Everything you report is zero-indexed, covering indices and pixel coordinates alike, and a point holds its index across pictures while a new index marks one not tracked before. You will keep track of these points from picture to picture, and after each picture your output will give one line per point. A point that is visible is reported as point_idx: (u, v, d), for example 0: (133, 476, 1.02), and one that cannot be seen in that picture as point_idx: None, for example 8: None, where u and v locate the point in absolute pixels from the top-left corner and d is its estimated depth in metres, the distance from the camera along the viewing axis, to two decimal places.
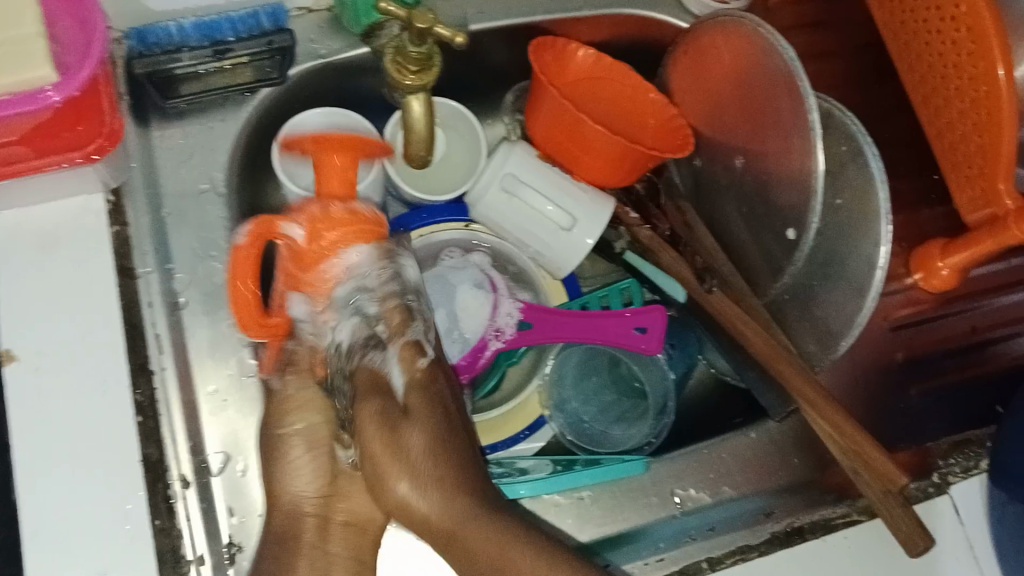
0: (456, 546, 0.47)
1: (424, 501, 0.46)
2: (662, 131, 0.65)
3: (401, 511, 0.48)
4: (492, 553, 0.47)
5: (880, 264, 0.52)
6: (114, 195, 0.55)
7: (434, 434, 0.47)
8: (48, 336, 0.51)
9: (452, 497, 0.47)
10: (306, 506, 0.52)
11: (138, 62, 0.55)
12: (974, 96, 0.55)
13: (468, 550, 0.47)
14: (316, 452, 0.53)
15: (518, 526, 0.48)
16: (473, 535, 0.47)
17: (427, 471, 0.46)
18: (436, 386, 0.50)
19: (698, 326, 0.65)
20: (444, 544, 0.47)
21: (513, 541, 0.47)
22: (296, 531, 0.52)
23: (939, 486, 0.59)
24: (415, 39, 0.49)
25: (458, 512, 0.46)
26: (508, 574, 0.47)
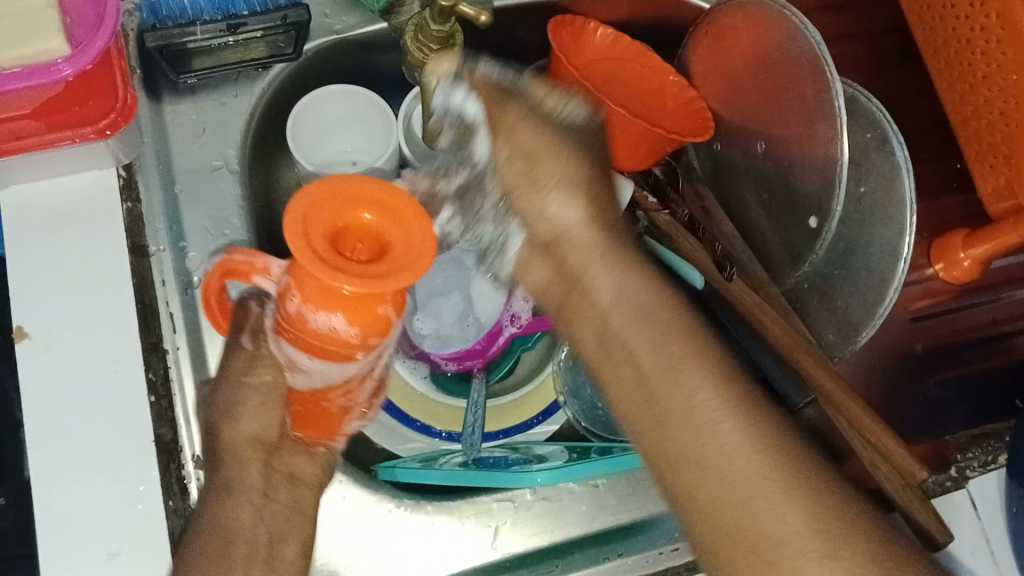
0: (601, 271, 0.40)
1: (570, 204, 0.41)
2: (682, 115, 0.62)
3: (547, 229, 0.42)
4: (650, 315, 0.38)
5: (905, 255, 0.51)
6: (126, 169, 0.54)
7: (593, 167, 0.43)
8: (60, 314, 0.50)
9: (610, 226, 0.42)
10: (251, 472, 0.43)
11: (150, 36, 0.53)
12: (1002, 84, 0.54)
13: (611, 300, 0.39)
14: (266, 407, 0.45)
15: (698, 329, 0.38)
16: (634, 287, 0.39)
17: (599, 200, 0.42)
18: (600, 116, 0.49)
19: (720, 311, 0.64)
20: (584, 283, 0.40)
21: (673, 310, 0.38)
22: (232, 508, 0.41)
23: (956, 480, 0.58)
24: (437, 17, 0.48)
25: (601, 242, 0.41)
26: (656, 357, 0.37)
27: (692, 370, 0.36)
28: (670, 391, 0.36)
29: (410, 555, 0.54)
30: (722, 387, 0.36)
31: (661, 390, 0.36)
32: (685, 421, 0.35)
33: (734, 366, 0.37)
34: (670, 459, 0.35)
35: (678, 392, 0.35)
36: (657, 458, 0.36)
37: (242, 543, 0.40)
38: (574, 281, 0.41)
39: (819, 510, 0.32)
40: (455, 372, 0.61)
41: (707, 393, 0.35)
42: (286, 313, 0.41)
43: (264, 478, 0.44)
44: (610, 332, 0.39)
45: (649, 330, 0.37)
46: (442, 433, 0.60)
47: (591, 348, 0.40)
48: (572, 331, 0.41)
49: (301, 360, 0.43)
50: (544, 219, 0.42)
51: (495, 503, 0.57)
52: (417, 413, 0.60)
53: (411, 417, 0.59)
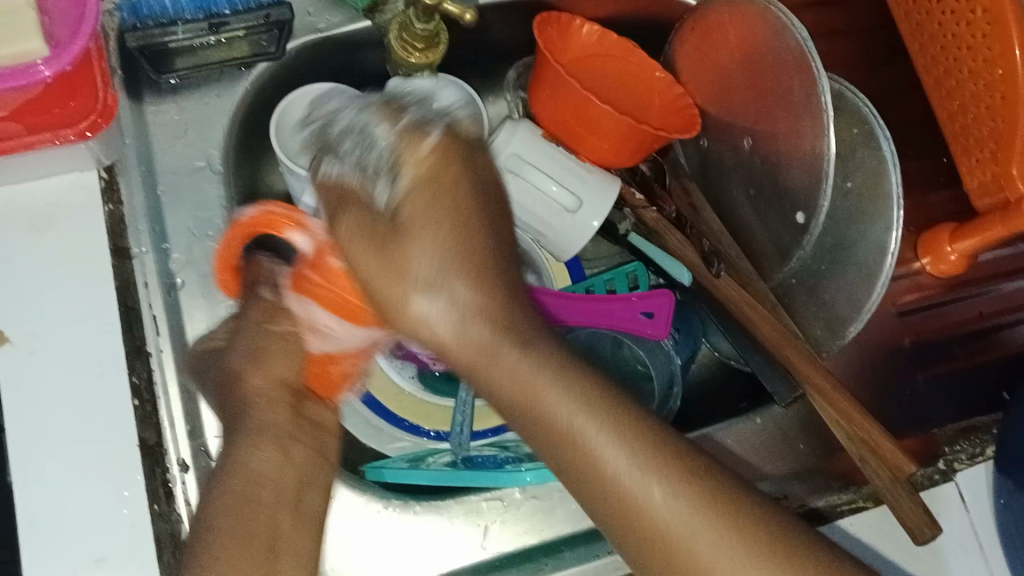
0: (482, 366, 0.40)
1: (468, 304, 0.40)
2: (667, 111, 0.63)
3: (422, 333, 0.42)
4: (526, 389, 0.39)
5: (892, 249, 0.51)
6: (107, 172, 0.53)
7: (440, 241, 0.40)
8: (41, 318, 0.49)
9: (483, 309, 0.40)
10: (279, 416, 0.49)
11: (130, 36, 0.52)
12: (988, 80, 0.54)
13: (551, 410, 0.39)
14: (286, 356, 0.50)
15: (587, 386, 0.40)
16: (557, 398, 0.39)
17: (466, 260, 0.40)
18: (452, 173, 0.40)
19: (702, 309, 0.65)
20: (511, 394, 0.40)
21: (553, 386, 0.39)
22: (252, 458, 0.46)
23: (944, 473, 0.58)
24: (422, 16, 0.48)
25: (479, 335, 0.40)
26: (607, 471, 0.38)
27: (643, 478, 0.38)
28: (633, 501, 0.38)
29: (399, 554, 0.54)
30: (673, 482, 0.38)
31: (625, 502, 0.38)
32: (652, 526, 0.38)
33: (630, 411, 0.40)
34: (652, 557, 0.39)
35: (593, 466, 0.39)
36: (635, 551, 0.39)
37: (262, 489, 0.45)
38: (485, 379, 0.40)
39: (790, 572, 0.37)
40: (444, 371, 0.60)
41: (661, 493, 0.38)
42: (321, 268, 0.46)
43: (291, 421, 0.49)
44: (503, 409, 0.41)
45: (542, 416, 0.39)
46: (430, 432, 0.59)
47: (536, 451, 0.41)
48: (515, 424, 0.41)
49: (323, 323, 0.48)
50: (414, 323, 0.41)
51: (484, 502, 0.56)
52: (405, 413, 0.59)
53: (399, 416, 0.59)
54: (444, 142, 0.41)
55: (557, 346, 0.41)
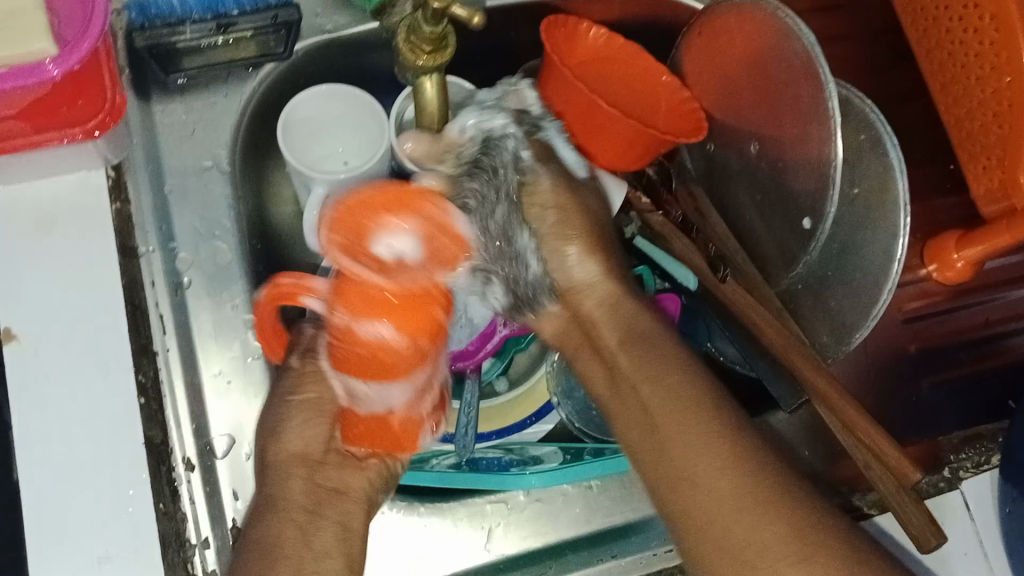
0: (610, 328, 0.55)
1: (612, 328, 0.55)
2: (674, 115, 0.63)
3: (569, 284, 0.58)
4: (650, 358, 0.52)
5: (898, 256, 0.50)
6: (115, 170, 0.54)
7: (598, 222, 0.58)
8: (47, 316, 0.49)
9: (612, 279, 0.57)
10: (296, 490, 0.51)
11: (138, 35, 0.52)
12: (996, 86, 0.54)
13: (665, 376, 0.51)
14: (312, 422, 0.52)
15: (696, 373, 0.52)
16: (677, 370, 0.52)
17: (597, 244, 0.57)
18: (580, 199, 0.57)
19: (708, 312, 0.65)
20: (650, 368, 0.52)
21: (676, 358, 0.52)
22: (278, 532, 0.48)
23: (949, 481, 0.61)
24: (430, 19, 0.47)
25: (626, 321, 0.55)
26: (683, 420, 0.50)
27: (697, 430, 0.49)
28: (683, 441, 0.49)
29: (404, 555, 0.54)
30: (725, 442, 0.48)
31: (679, 441, 0.49)
32: (688, 461, 0.48)
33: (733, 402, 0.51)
34: (678, 490, 0.48)
35: (678, 414, 0.50)
36: (672, 495, 0.49)
37: (282, 543, 0.48)
38: (614, 355, 0.54)
39: (812, 547, 0.44)
40: (449, 373, 0.59)
41: (712, 441, 0.48)
42: (337, 328, 0.46)
43: (309, 495, 0.51)
44: (624, 378, 0.53)
45: (652, 373, 0.52)
46: (434, 434, 0.58)
47: (631, 418, 0.52)
48: (614, 411, 0.54)
49: (359, 390, 0.48)
50: (563, 271, 0.58)
51: (489, 505, 0.56)
52: None
53: None
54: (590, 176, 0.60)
55: (690, 354, 0.53)
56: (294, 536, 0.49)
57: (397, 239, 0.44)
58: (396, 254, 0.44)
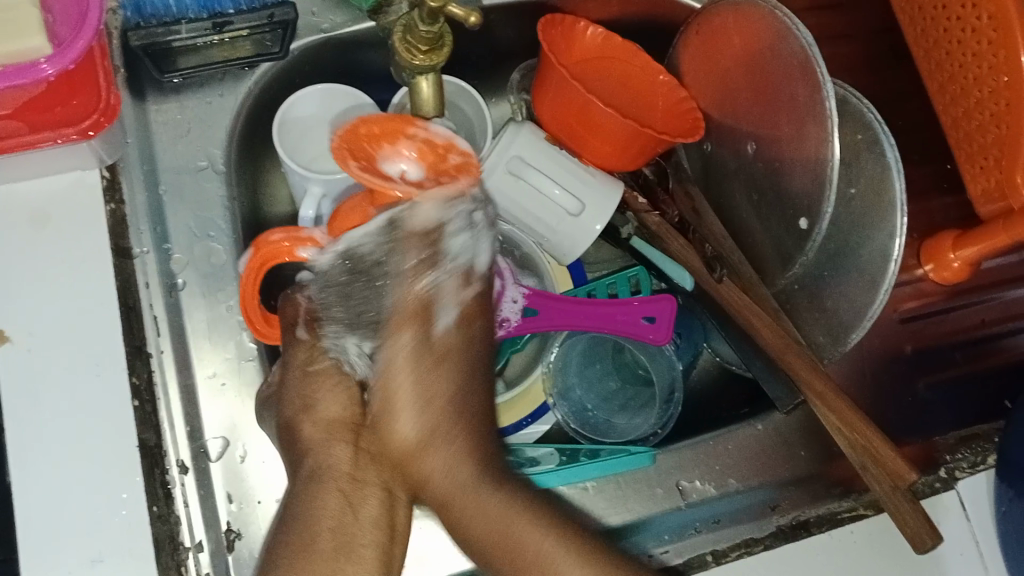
0: (436, 466, 0.45)
1: (438, 446, 0.45)
2: (671, 114, 0.63)
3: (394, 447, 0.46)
4: (414, 454, 0.46)
5: (894, 256, 0.50)
6: (110, 171, 0.53)
7: (450, 347, 0.47)
8: (42, 317, 0.49)
9: (432, 424, 0.46)
10: (338, 455, 0.45)
11: (134, 33, 0.52)
12: (993, 86, 0.54)
13: (439, 479, 0.45)
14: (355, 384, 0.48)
15: (498, 468, 0.46)
16: (444, 469, 0.45)
17: (438, 366, 0.47)
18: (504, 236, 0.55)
19: (703, 313, 0.65)
20: (413, 470, 0.46)
21: (462, 451, 0.46)
22: (315, 502, 0.43)
23: (945, 482, 0.59)
24: (426, 18, 0.46)
25: (433, 423, 0.46)
26: (486, 526, 0.44)
27: (510, 514, 0.44)
28: (504, 534, 0.44)
29: None
30: (539, 531, 0.44)
31: (452, 517, 0.45)
32: (535, 563, 0.43)
33: (529, 492, 0.45)
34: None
35: (492, 524, 0.44)
36: None
37: (313, 535, 0.42)
38: (417, 476, 0.46)
39: None
40: None
41: (546, 538, 0.43)
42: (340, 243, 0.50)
43: (353, 460, 0.45)
44: (427, 492, 0.46)
45: (466, 478, 0.45)
46: None
47: (458, 535, 0.45)
48: (432, 506, 0.46)
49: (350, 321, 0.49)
50: (397, 426, 0.46)
51: None
52: None
53: None
54: (562, 201, 0.60)
55: (467, 436, 0.46)
56: (326, 518, 0.43)
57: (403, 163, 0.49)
58: (407, 173, 0.49)
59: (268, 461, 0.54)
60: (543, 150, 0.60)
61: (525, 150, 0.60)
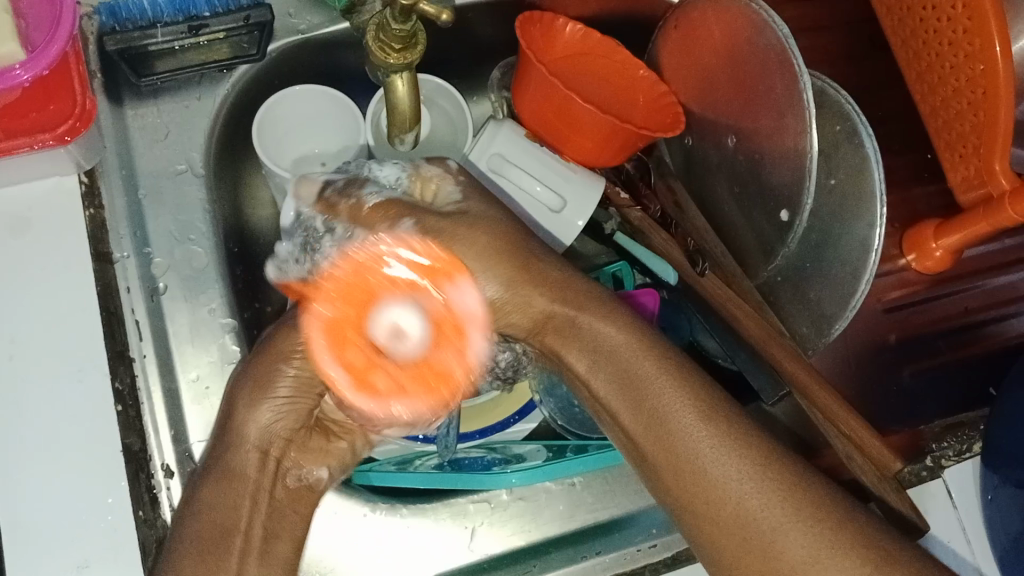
0: (573, 347, 0.49)
1: (613, 326, 0.48)
2: (651, 108, 0.62)
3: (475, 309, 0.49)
4: (554, 322, 0.49)
5: (875, 245, 0.50)
6: (88, 177, 0.54)
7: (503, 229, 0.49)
8: (23, 324, 0.49)
9: (533, 299, 0.49)
10: (247, 468, 0.46)
11: (109, 38, 0.52)
12: (969, 74, 0.54)
13: (595, 337, 0.48)
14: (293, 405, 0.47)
15: (666, 347, 0.49)
16: (593, 326, 0.48)
17: (531, 267, 0.49)
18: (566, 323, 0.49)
19: (691, 308, 0.64)
20: (565, 334, 0.49)
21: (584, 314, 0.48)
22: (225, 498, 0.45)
23: (931, 470, 0.59)
24: (399, 15, 0.46)
25: (549, 306, 0.49)
26: (629, 371, 0.47)
27: (678, 395, 0.47)
28: (658, 411, 0.46)
29: (391, 555, 0.54)
30: (692, 408, 0.46)
31: (601, 393, 0.48)
32: (687, 443, 0.46)
33: (678, 361, 0.48)
34: (662, 455, 0.46)
35: (652, 399, 0.47)
36: (671, 489, 0.46)
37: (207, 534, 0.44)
38: (559, 337, 0.49)
39: (800, 525, 0.44)
40: None
41: (694, 420, 0.46)
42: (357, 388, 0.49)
43: (253, 471, 0.46)
44: (592, 362, 0.48)
45: (633, 356, 0.47)
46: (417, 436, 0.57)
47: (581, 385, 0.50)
48: (578, 372, 0.49)
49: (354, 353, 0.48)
50: (477, 293, 0.49)
51: (471, 505, 0.57)
52: None
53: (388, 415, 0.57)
54: (545, 198, 0.60)
55: (612, 312, 0.49)
56: (212, 529, 0.44)
57: (399, 309, 0.49)
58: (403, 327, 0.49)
59: None
60: (523, 147, 0.60)
61: (506, 148, 0.60)
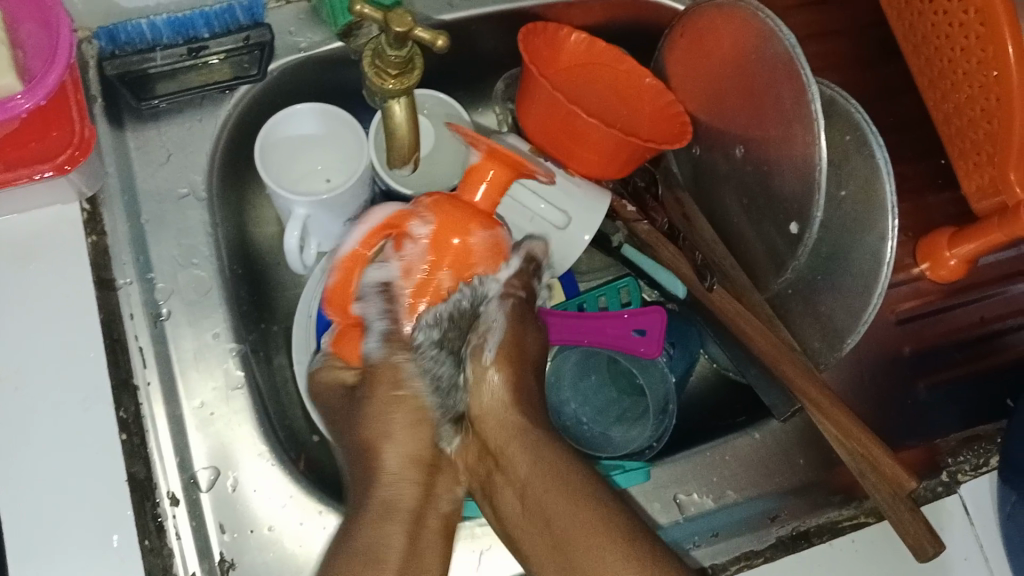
0: (500, 476, 0.51)
1: (526, 459, 0.50)
2: (658, 118, 0.62)
3: (482, 403, 0.52)
4: (516, 454, 0.50)
5: (887, 259, 0.49)
6: (90, 204, 0.53)
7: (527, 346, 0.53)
8: (26, 354, 0.49)
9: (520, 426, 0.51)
10: (404, 493, 0.49)
11: (109, 63, 0.53)
12: (983, 81, 0.52)
13: (517, 471, 0.50)
14: (417, 427, 0.50)
15: (583, 476, 0.50)
16: (517, 456, 0.50)
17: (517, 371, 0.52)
18: (557, 463, 0.50)
19: (700, 320, 0.64)
20: (497, 460, 0.51)
21: (523, 440, 0.50)
22: (388, 539, 0.47)
23: (948, 485, 0.58)
24: (395, 43, 0.45)
25: (516, 445, 0.50)
26: (539, 505, 0.49)
27: (586, 523, 0.48)
28: (560, 533, 0.48)
29: None
30: (597, 533, 0.48)
31: (513, 519, 0.50)
32: (595, 573, 0.47)
33: (606, 494, 0.49)
34: (563, 569, 0.48)
35: (565, 531, 0.48)
36: None
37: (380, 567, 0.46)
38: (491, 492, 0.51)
39: None
40: None
41: (597, 543, 0.47)
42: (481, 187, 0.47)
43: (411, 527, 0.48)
44: (514, 495, 0.50)
45: (555, 493, 0.49)
46: None
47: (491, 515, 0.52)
48: (494, 499, 0.51)
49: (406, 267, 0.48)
50: (480, 394, 0.51)
51: (479, 527, 0.56)
52: None
53: None
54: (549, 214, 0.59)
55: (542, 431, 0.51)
56: None
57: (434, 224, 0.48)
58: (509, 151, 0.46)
59: (260, 488, 0.54)
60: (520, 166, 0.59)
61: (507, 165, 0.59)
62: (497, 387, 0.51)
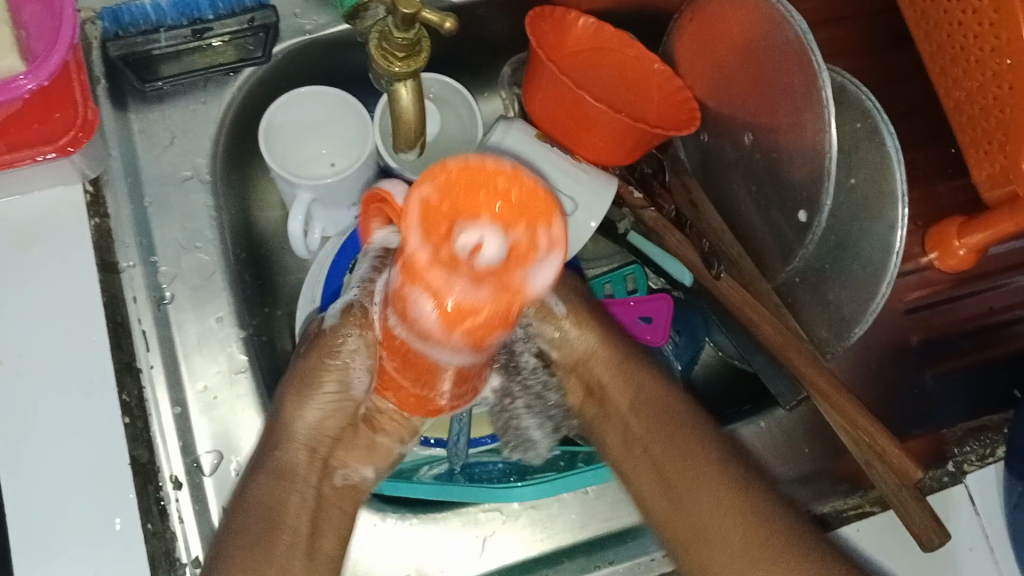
0: (600, 407, 0.55)
1: (626, 395, 0.54)
2: (667, 104, 0.61)
3: (567, 355, 0.54)
4: (620, 391, 0.54)
5: (898, 247, 0.48)
6: (93, 185, 0.53)
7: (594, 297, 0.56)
8: (29, 337, 0.48)
9: (613, 367, 0.54)
10: (300, 457, 0.48)
11: (112, 44, 0.53)
12: (996, 69, 0.52)
13: (618, 404, 0.54)
14: (339, 399, 0.48)
15: (689, 411, 0.54)
16: (620, 393, 0.54)
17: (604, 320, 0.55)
18: (659, 397, 0.54)
19: (705, 306, 0.64)
20: (602, 396, 0.55)
21: (630, 376, 0.54)
22: (283, 498, 0.48)
23: (953, 475, 0.59)
24: (401, 25, 0.44)
25: (620, 383, 0.54)
26: (641, 438, 0.53)
27: (693, 460, 0.52)
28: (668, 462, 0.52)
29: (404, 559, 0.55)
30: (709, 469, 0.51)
31: (617, 451, 0.54)
32: (705, 503, 0.51)
33: (712, 431, 0.53)
34: (671, 498, 0.52)
35: (672, 461, 0.52)
36: (669, 529, 0.52)
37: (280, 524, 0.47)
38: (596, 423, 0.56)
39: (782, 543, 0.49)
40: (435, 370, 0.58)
41: (705, 472, 0.51)
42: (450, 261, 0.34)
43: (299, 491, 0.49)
44: (619, 428, 0.54)
45: (659, 427, 0.53)
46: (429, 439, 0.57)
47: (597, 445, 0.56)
48: (599, 431, 0.55)
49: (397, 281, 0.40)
50: (568, 345, 0.53)
51: (482, 513, 0.57)
52: None
53: None
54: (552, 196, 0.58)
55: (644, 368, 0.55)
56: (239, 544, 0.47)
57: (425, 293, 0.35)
58: (483, 248, 0.33)
59: None
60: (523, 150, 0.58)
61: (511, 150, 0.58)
62: (579, 337, 0.53)
